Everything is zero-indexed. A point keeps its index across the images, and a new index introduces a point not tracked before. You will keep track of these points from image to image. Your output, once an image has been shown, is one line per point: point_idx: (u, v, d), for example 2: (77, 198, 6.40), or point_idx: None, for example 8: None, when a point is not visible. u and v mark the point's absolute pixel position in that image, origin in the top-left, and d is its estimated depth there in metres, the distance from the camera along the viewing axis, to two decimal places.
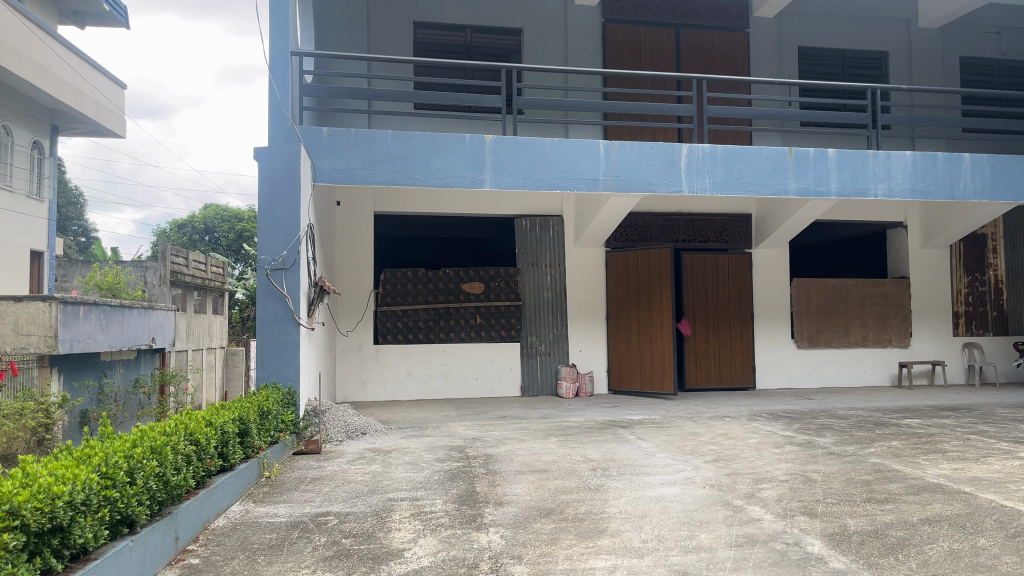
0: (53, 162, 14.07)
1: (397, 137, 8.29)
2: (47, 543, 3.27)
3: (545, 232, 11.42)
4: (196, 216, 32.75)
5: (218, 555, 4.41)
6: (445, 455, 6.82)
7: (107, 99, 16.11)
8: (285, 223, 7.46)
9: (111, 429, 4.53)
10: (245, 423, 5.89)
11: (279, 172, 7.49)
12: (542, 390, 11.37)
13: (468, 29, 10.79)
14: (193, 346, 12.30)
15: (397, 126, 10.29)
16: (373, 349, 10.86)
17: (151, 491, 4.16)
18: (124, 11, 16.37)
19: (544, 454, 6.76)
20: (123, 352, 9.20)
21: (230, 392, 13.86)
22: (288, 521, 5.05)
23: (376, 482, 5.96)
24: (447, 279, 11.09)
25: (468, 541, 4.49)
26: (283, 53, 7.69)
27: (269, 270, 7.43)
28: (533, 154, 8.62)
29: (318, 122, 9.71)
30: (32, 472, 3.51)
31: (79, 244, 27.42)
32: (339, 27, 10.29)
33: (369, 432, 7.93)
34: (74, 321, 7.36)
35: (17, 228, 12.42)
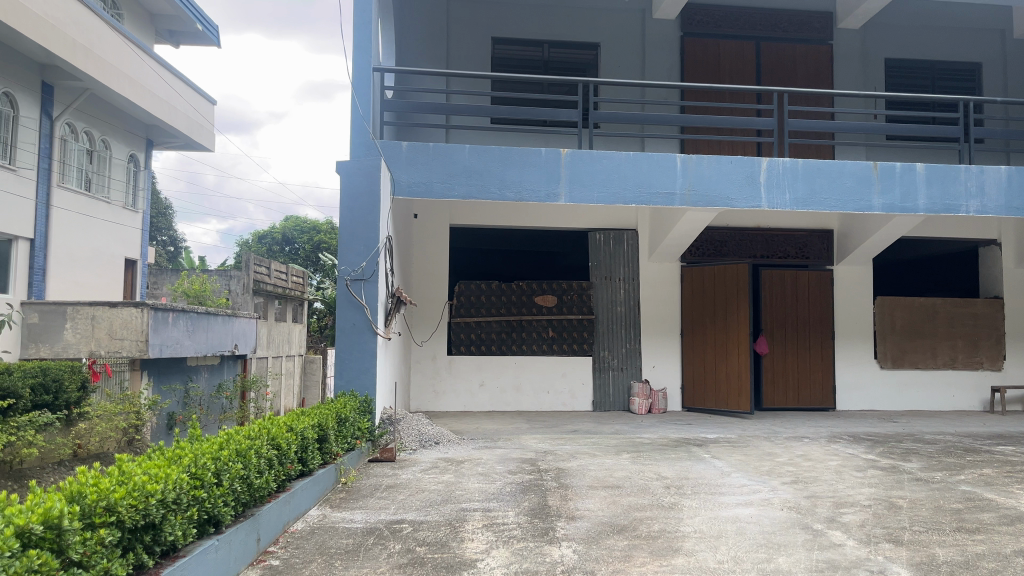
0: (147, 176, 14.40)
1: (474, 151, 8.40)
2: (139, 539, 3.43)
3: (619, 245, 11.37)
4: (276, 227, 33.79)
5: (297, 558, 4.52)
6: (517, 467, 6.84)
7: (200, 115, 16.36)
8: (365, 235, 7.66)
9: (200, 432, 4.71)
10: (324, 430, 6.03)
11: (360, 185, 7.68)
12: (614, 406, 11.24)
13: (545, 44, 10.89)
14: (274, 353, 12.77)
15: (474, 139, 10.45)
16: (446, 360, 11.01)
17: (235, 493, 4.32)
18: (216, 29, 16.91)
19: (617, 470, 6.70)
20: (208, 358, 9.82)
21: (307, 399, 14.18)
22: (363, 527, 5.13)
23: (449, 492, 6.01)
24: (519, 292, 11.20)
25: (540, 555, 4.50)
26: (366, 68, 7.89)
27: (349, 280, 7.63)
28: (609, 168, 8.59)
29: (397, 137, 9.91)
30: (127, 469, 3.67)
31: (168, 252, 28.41)
32: (421, 46, 10.53)
33: (442, 441, 8.03)
34: (164, 326, 8.30)
35: (114, 238, 12.94)
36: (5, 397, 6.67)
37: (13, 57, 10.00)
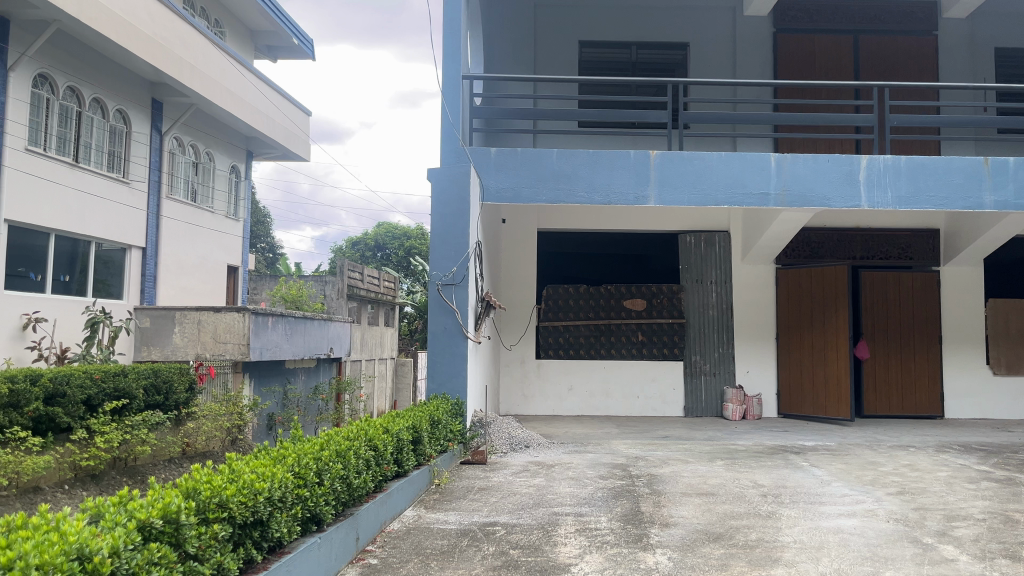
0: (248, 186, 14.74)
1: (562, 155, 8.40)
2: (249, 534, 3.58)
3: (710, 248, 11.15)
4: (368, 233, 34.66)
5: (394, 557, 4.63)
6: (609, 472, 6.80)
7: (302, 129, 16.46)
8: (455, 240, 7.78)
9: (302, 433, 4.88)
10: (418, 432, 6.15)
11: (451, 192, 7.78)
12: (707, 411, 11.05)
13: (633, 45, 10.83)
14: (367, 356, 13.22)
15: (562, 143, 10.47)
16: (535, 363, 11.11)
17: (336, 492, 4.46)
18: (311, 42, 17.41)
19: (711, 477, 6.57)
20: (306, 360, 10.28)
21: (399, 401, 14.48)
22: (458, 528, 5.22)
23: (540, 496, 6.03)
24: (608, 295, 11.12)
25: (634, 561, 4.45)
26: (455, 77, 8.00)
27: (440, 285, 7.77)
28: (700, 169, 8.44)
29: (485, 142, 10.00)
30: (236, 468, 3.84)
31: (267, 258, 29.51)
32: (510, 52, 10.61)
33: (532, 445, 8.06)
34: (264, 330, 8.65)
35: (218, 246, 13.54)
36: (121, 396, 7.12)
37: (127, 78, 10.50)
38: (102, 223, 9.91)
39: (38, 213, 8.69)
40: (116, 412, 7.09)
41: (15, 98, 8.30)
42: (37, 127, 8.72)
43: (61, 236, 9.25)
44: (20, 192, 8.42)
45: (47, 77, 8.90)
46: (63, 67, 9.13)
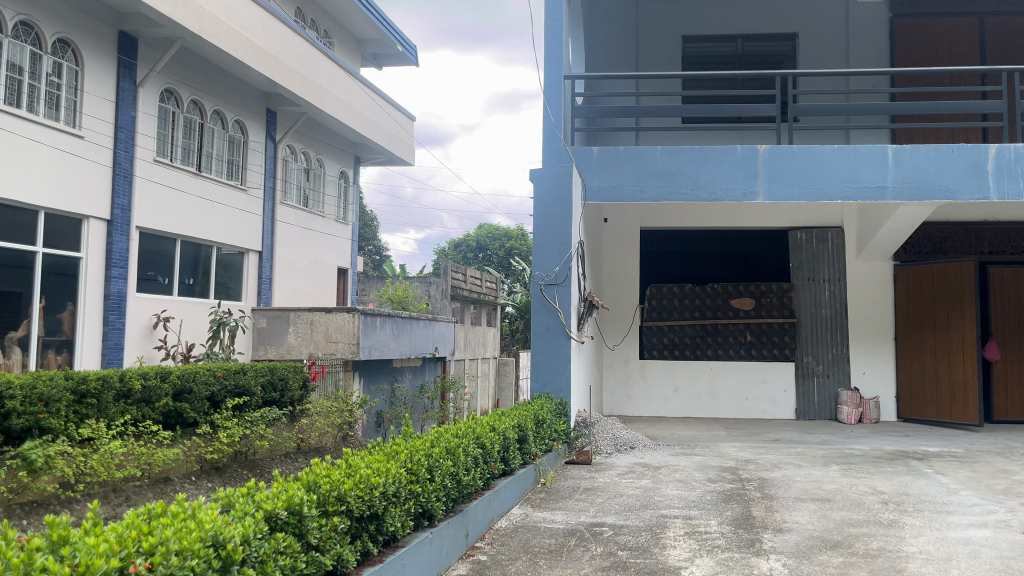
0: (356, 190, 15.20)
1: (666, 153, 8.29)
2: (366, 528, 3.70)
3: (822, 245, 10.76)
4: (470, 235, 35.11)
5: (503, 554, 4.68)
6: (717, 475, 6.66)
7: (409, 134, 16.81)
8: (558, 240, 7.79)
9: (413, 430, 4.99)
10: (524, 430, 6.20)
11: (553, 192, 7.80)
12: (820, 414, 10.65)
13: (738, 38, 10.57)
14: (470, 355, 13.39)
15: (665, 140, 10.32)
16: (639, 364, 11.02)
17: (446, 489, 4.56)
18: (416, 48, 17.77)
19: (825, 482, 6.33)
20: (411, 359, 10.53)
21: (502, 400, 14.64)
22: (565, 528, 5.22)
23: (648, 498, 5.96)
24: (715, 295, 10.89)
25: (747, 567, 4.34)
26: (557, 77, 8.01)
27: (543, 285, 7.81)
28: (811, 164, 8.14)
29: (587, 141, 9.98)
30: (353, 462, 3.97)
31: (373, 260, 30.36)
32: (611, 50, 10.55)
33: (637, 446, 7.98)
34: (372, 330, 8.91)
35: (329, 249, 14.03)
36: (242, 393, 7.50)
37: (245, 90, 11.02)
38: (223, 229, 10.44)
39: (166, 220, 9.24)
40: (237, 408, 7.46)
41: (145, 113, 8.86)
42: (163, 139, 9.28)
43: (186, 242, 9.81)
44: (149, 200, 8.97)
45: (172, 91, 9.46)
46: (187, 81, 9.68)
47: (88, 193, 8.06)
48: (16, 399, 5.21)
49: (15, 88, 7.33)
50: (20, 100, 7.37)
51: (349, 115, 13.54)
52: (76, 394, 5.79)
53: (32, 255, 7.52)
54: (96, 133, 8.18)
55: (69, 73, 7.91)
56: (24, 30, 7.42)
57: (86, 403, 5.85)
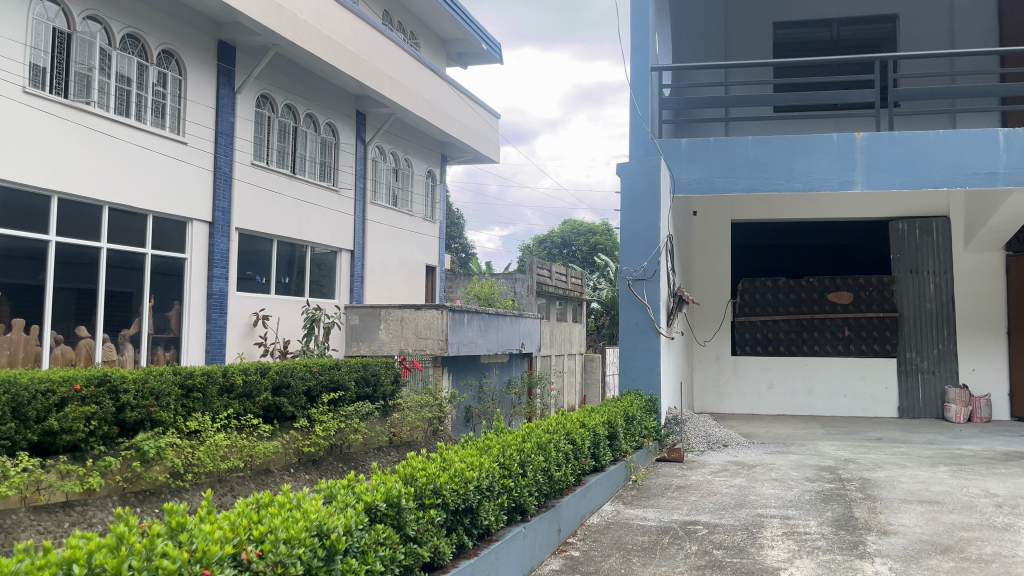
0: (442, 189, 15.40)
1: (758, 143, 8.08)
2: (461, 521, 3.75)
3: (926, 235, 10.27)
4: (555, 231, 35.07)
5: (596, 551, 4.66)
6: (816, 475, 6.45)
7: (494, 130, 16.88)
8: (647, 235, 7.70)
9: (504, 425, 5.02)
10: (614, 426, 6.16)
11: (641, 186, 7.69)
12: (925, 413, 10.18)
13: (834, 22, 10.21)
14: (557, 352, 13.38)
15: (756, 130, 10.06)
16: (731, 360, 10.79)
17: (539, 483, 4.57)
18: (499, 46, 17.84)
19: (933, 483, 6.04)
20: (499, 356, 10.61)
21: (588, 397, 14.59)
22: (658, 525, 5.15)
23: (743, 497, 5.82)
24: (810, 289, 10.57)
25: (851, 570, 4.18)
26: (644, 69, 7.91)
27: (631, 280, 7.73)
28: (914, 151, 7.75)
29: (675, 134, 9.82)
30: (448, 456, 4.03)
31: (459, 258, 30.71)
32: (699, 40, 10.35)
33: (730, 444, 7.81)
34: (461, 326, 9.03)
35: (417, 247, 14.27)
36: (336, 388, 7.69)
37: (336, 93, 11.31)
38: (317, 229, 10.76)
39: (263, 221, 9.59)
40: (332, 402, 7.67)
41: (242, 118, 9.20)
42: (260, 143, 9.63)
43: (282, 242, 10.14)
44: (247, 203, 9.32)
45: (268, 96, 9.80)
46: (281, 86, 10.00)
47: (192, 196, 8.45)
48: (130, 393, 5.51)
49: (125, 99, 7.70)
50: (130, 110, 7.74)
51: (436, 114, 13.71)
52: (184, 388, 6.07)
53: (142, 256, 7.92)
54: (198, 139, 8.56)
55: (173, 82, 8.30)
56: (131, 42, 7.77)
57: (193, 397, 6.12)
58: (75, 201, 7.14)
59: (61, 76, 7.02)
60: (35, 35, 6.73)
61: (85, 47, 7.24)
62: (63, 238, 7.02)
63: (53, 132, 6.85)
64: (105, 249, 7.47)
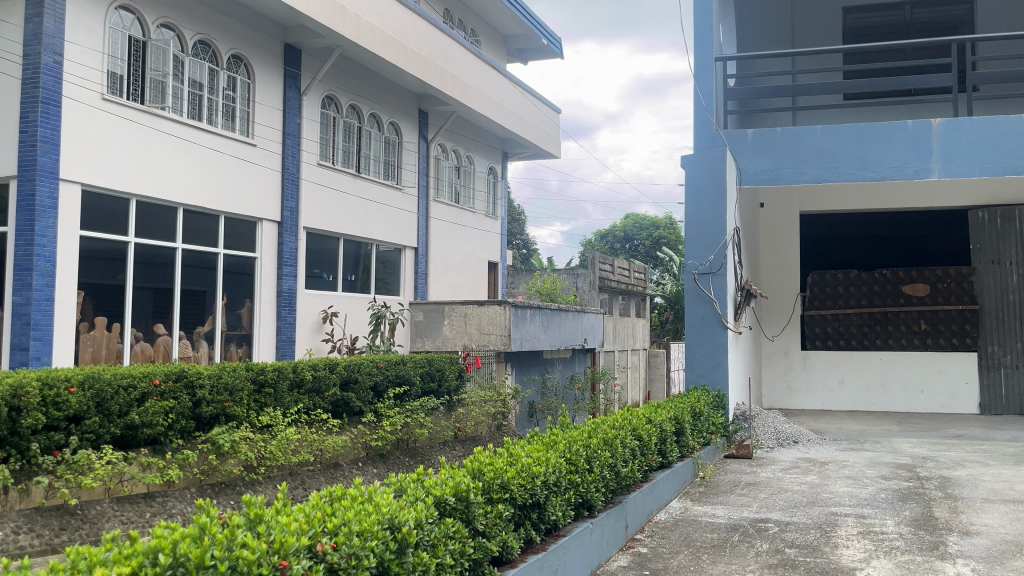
0: (503, 185, 15.45)
1: (828, 131, 7.86)
2: (529, 516, 3.75)
3: (1009, 224, 9.79)
4: (616, 225, 34.79)
5: (664, 547, 4.61)
6: (892, 473, 6.25)
7: (555, 125, 16.81)
8: (712, 228, 7.58)
9: (569, 420, 5.01)
10: (681, 423, 6.08)
11: (706, 178, 7.57)
12: (1008, 409, 9.79)
13: (907, 5, 9.86)
14: (620, 347, 13.29)
15: (825, 119, 9.79)
16: (801, 355, 10.57)
17: (605, 479, 4.55)
18: (560, 40, 17.76)
19: (1018, 483, 5.79)
20: (562, 351, 10.59)
21: (653, 392, 14.47)
22: (728, 523, 5.07)
23: (815, 494, 5.69)
24: (883, 281, 10.28)
25: (931, 571, 4.04)
26: (708, 59, 7.78)
27: (697, 273, 7.63)
28: (995, 136, 7.42)
29: (741, 124, 9.63)
30: (514, 451, 4.04)
31: (520, 254, 30.73)
32: (765, 28, 10.13)
33: (801, 441, 7.63)
34: (523, 322, 9.06)
35: (480, 244, 14.35)
36: (402, 383, 7.78)
37: (398, 92, 11.44)
38: (381, 227, 10.90)
39: (330, 220, 9.78)
40: (398, 397, 7.77)
41: (308, 119, 9.40)
42: (326, 143, 9.82)
43: (348, 240, 10.32)
44: (315, 202, 9.51)
45: (332, 97, 9.97)
46: (346, 87, 10.17)
47: (261, 197, 8.66)
48: (205, 389, 5.69)
49: (197, 103, 7.94)
50: (202, 114, 7.98)
51: (497, 110, 13.73)
52: (256, 383, 6.21)
53: (215, 256, 8.17)
54: (267, 141, 8.77)
55: (242, 86, 8.52)
56: (203, 48, 8.00)
57: (265, 392, 6.27)
58: (152, 203, 7.40)
59: (138, 83, 7.28)
60: (112, 43, 6.99)
61: (159, 55, 7.48)
62: (141, 239, 7.28)
63: (130, 136, 7.10)
64: (180, 249, 7.72)
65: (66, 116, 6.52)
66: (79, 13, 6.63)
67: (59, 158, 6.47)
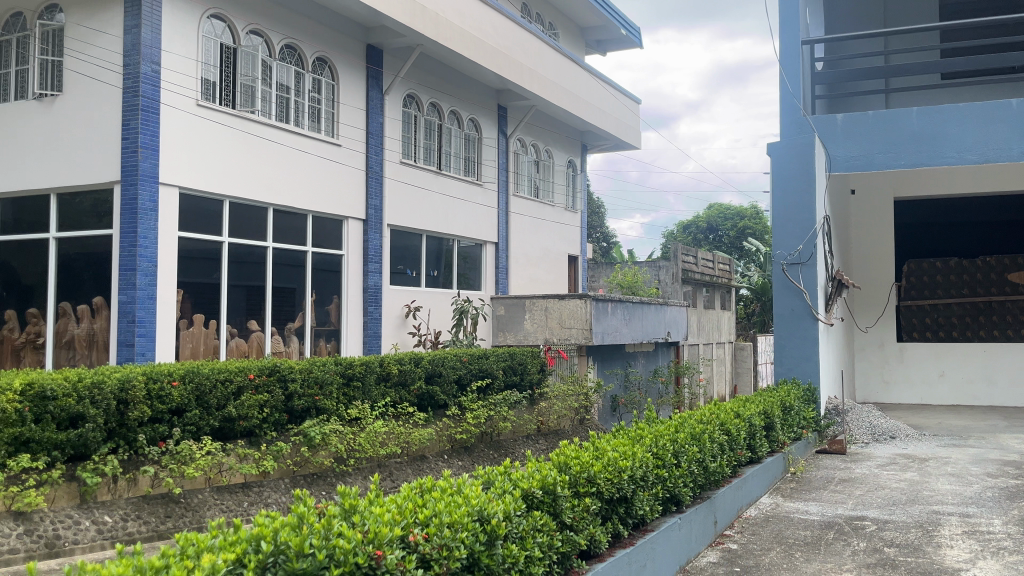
0: (583, 178, 15.38)
1: (923, 114, 7.51)
2: (617, 510, 3.74)
3: None
4: (699, 216, 34.11)
5: (755, 544, 4.51)
6: (999, 470, 5.94)
7: (635, 115, 16.58)
8: (800, 217, 7.35)
9: (655, 414, 4.96)
10: (770, 417, 5.93)
11: (793, 165, 7.35)
12: None
13: None
14: (705, 340, 13.06)
15: (920, 100, 9.35)
16: (897, 347, 10.14)
17: (693, 474, 4.48)
18: (639, 30, 17.52)
19: None
20: (645, 344, 10.49)
21: (739, 386, 14.17)
22: (822, 520, 4.92)
23: (915, 492, 5.46)
24: (986, 269, 9.90)
25: None
26: (795, 43, 7.55)
27: (785, 264, 7.41)
28: None
29: (830, 109, 9.30)
30: (600, 445, 4.02)
31: (601, 247, 30.50)
32: (855, 8, 9.74)
33: (898, 436, 7.34)
34: (604, 315, 9.01)
35: (560, 238, 14.32)
36: (485, 376, 7.84)
37: (478, 88, 11.51)
38: (463, 223, 11.02)
39: (413, 217, 9.94)
40: (482, 390, 7.84)
41: (390, 118, 9.57)
42: (408, 141, 9.98)
43: (430, 237, 10.47)
44: (398, 200, 9.69)
45: (413, 96, 10.13)
46: (426, 85, 10.30)
47: (347, 196, 8.87)
48: (297, 382, 5.86)
49: (285, 106, 8.20)
50: (290, 116, 8.23)
51: (576, 103, 13.65)
52: (345, 377, 6.38)
53: (303, 254, 8.41)
54: (351, 140, 8.98)
55: (327, 88, 8.74)
56: (290, 53, 8.25)
57: (353, 386, 6.42)
58: (244, 204, 7.68)
59: (229, 89, 7.56)
60: (205, 51, 7.28)
61: (249, 60, 7.75)
62: (234, 238, 7.56)
63: (223, 140, 7.38)
64: (271, 248, 7.99)
65: (164, 122, 6.83)
66: (174, 24, 6.94)
67: (159, 163, 6.77)
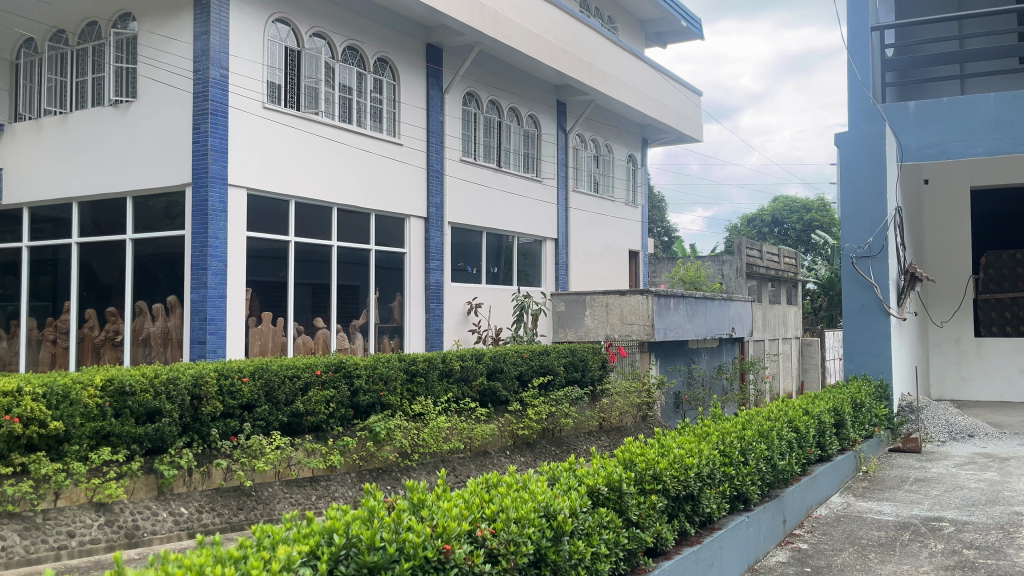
0: (644, 172, 15.23)
1: (1002, 99, 7.20)
2: (683, 508, 3.69)
3: None
4: (764, 209, 33.41)
5: (826, 544, 4.40)
6: None
7: (697, 107, 16.32)
8: (870, 208, 7.13)
9: (721, 411, 4.88)
10: (841, 414, 5.78)
11: (862, 156, 7.14)
12: None
13: None
14: (771, 336, 12.81)
15: (998, 85, 8.97)
16: (974, 342, 9.76)
17: (761, 472, 4.40)
18: (700, 21, 17.25)
19: None
20: (709, 340, 10.33)
21: (806, 382, 13.86)
22: (897, 520, 4.77)
23: (996, 493, 5.26)
24: None
25: None
26: (863, 30, 7.33)
27: (855, 258, 7.23)
28: None
29: (901, 96, 9.00)
30: (665, 442, 3.98)
31: (662, 243, 30.16)
32: None
33: (977, 434, 7.07)
34: (666, 311, 8.92)
35: (621, 233, 14.20)
36: (546, 372, 7.84)
37: (536, 85, 11.50)
38: (523, 219, 11.04)
39: (474, 214, 10.00)
40: (544, 386, 7.84)
41: (450, 116, 9.64)
42: (468, 139, 10.04)
43: (491, 233, 10.51)
44: (459, 197, 9.77)
45: (472, 93, 10.18)
46: (485, 83, 10.34)
47: (408, 194, 8.97)
48: (362, 378, 5.96)
49: (348, 107, 8.33)
50: (353, 117, 8.36)
51: (636, 97, 13.51)
52: (409, 373, 6.45)
53: (367, 252, 8.54)
54: (412, 139, 9.08)
55: (388, 88, 8.85)
56: (351, 54, 8.37)
57: (417, 381, 6.50)
58: (309, 203, 7.83)
59: (294, 91, 7.72)
60: (271, 55, 7.45)
61: (312, 62, 7.89)
62: (300, 237, 7.72)
63: (288, 142, 7.54)
64: (335, 246, 8.14)
65: (232, 125, 7.01)
66: (241, 29, 7.12)
67: (228, 165, 6.96)
